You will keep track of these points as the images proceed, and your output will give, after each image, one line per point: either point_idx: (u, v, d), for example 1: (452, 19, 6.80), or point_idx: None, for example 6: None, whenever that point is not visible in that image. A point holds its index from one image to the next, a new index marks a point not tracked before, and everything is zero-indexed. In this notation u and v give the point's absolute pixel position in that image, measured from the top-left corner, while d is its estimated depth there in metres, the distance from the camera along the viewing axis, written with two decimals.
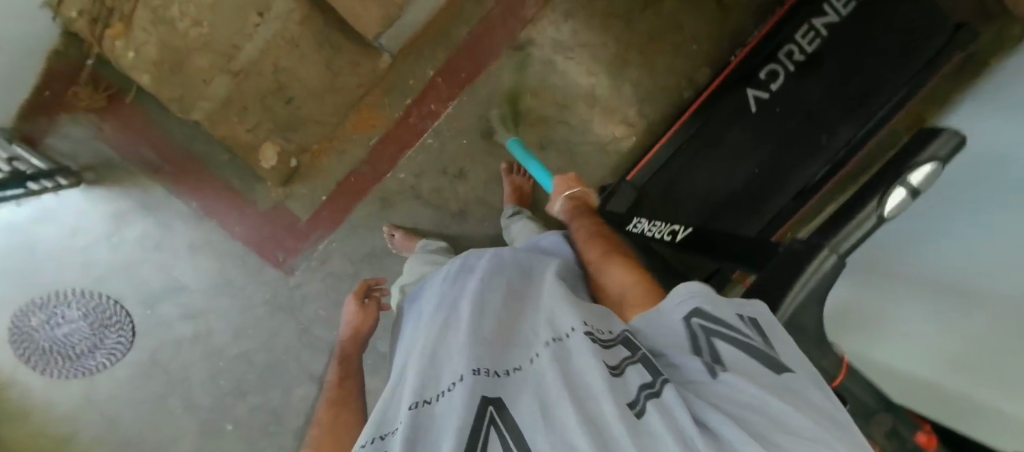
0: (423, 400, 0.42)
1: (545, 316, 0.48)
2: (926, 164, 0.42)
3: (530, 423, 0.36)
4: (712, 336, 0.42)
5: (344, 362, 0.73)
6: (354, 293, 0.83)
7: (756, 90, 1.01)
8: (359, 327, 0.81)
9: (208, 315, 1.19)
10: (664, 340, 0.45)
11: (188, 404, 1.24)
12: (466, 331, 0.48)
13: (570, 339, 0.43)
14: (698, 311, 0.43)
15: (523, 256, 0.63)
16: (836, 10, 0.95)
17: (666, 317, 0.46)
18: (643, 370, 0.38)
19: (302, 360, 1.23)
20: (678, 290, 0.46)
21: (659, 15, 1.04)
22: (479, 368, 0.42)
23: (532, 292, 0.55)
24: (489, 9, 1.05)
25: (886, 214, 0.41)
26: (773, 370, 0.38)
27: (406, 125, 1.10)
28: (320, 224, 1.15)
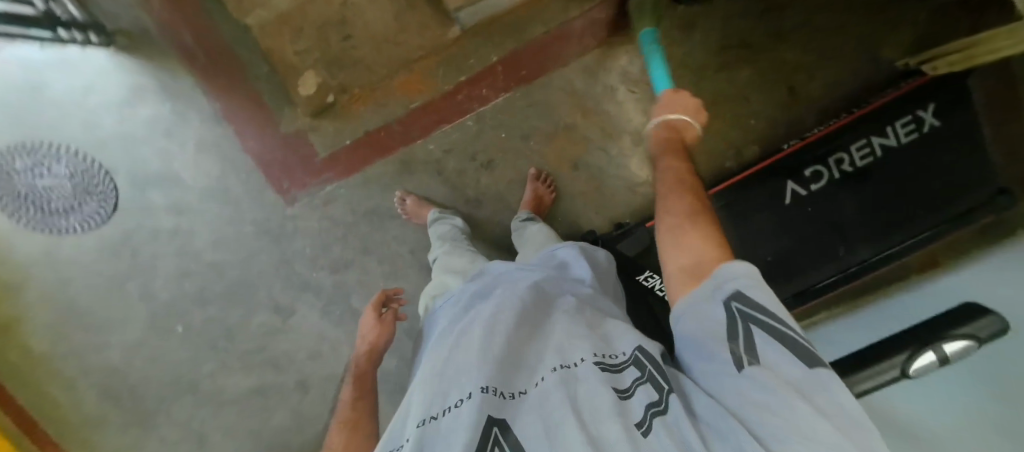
0: (430, 416, 0.42)
1: (557, 344, 0.48)
2: (960, 339, 0.56)
3: (533, 442, 0.37)
4: (750, 321, 0.38)
5: (359, 382, 0.74)
6: (372, 304, 0.80)
7: (796, 184, 1.01)
8: (375, 342, 0.79)
9: (193, 215, 1.16)
10: (694, 327, 0.41)
11: (146, 294, 1.21)
12: (476, 349, 0.47)
13: (578, 368, 0.44)
14: (737, 294, 0.38)
15: (538, 279, 0.61)
16: (896, 135, 0.96)
17: (702, 303, 0.40)
18: (650, 388, 0.40)
19: (272, 289, 1.21)
20: (721, 269, 0.40)
21: (731, 81, 1.04)
22: (487, 386, 0.42)
23: (546, 312, 0.55)
24: (572, 19, 1.03)
25: (911, 369, 0.56)
26: (803, 362, 0.35)
27: (451, 100, 1.07)
28: (335, 166, 1.12)
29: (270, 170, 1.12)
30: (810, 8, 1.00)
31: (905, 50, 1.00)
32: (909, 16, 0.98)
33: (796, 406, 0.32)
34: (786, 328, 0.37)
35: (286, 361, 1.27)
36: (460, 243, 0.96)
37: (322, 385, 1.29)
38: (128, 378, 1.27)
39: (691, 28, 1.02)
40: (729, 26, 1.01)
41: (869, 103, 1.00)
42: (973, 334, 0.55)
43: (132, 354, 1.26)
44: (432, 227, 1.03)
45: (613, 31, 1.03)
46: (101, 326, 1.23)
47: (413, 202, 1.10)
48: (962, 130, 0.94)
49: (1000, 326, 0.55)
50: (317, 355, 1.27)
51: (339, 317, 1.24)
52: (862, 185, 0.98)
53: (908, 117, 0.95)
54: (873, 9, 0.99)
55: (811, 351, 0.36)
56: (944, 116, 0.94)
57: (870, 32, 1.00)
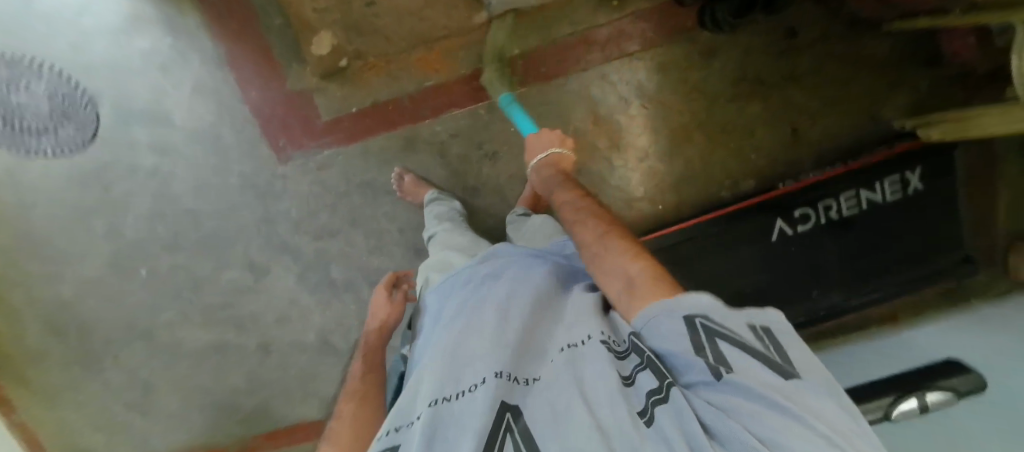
0: (443, 398, 0.45)
1: (567, 331, 0.52)
2: (941, 391, 0.64)
3: (544, 432, 0.38)
4: (714, 335, 0.39)
5: (369, 357, 0.76)
6: (383, 285, 0.87)
7: (784, 223, 1.03)
8: (385, 320, 0.84)
9: (178, 159, 1.11)
10: (659, 342, 0.41)
11: (113, 231, 1.15)
12: (491, 337, 0.51)
13: (585, 346, 0.46)
14: (700, 311, 0.40)
15: (545, 273, 0.65)
16: (883, 193, 1.01)
17: (662, 318, 0.42)
18: (648, 376, 0.40)
19: (250, 246, 1.17)
20: (675, 293, 0.43)
21: (743, 113, 1.07)
22: (501, 372, 0.45)
23: (556, 305, 0.59)
24: (599, 25, 1.03)
25: (893, 411, 0.65)
26: (778, 373, 0.36)
27: (466, 85, 1.07)
28: (336, 131, 1.09)
29: (268, 125, 1.09)
30: (824, 56, 1.03)
31: (904, 110, 1.05)
32: (914, 79, 1.03)
33: (782, 413, 0.32)
34: (749, 344, 0.38)
35: (252, 322, 1.23)
36: (459, 224, 0.96)
37: (285, 352, 1.25)
38: (80, 315, 1.21)
39: (711, 56, 1.04)
40: (748, 60, 1.04)
41: (862, 158, 1.04)
42: (954, 389, 0.63)
43: (87, 292, 1.19)
44: (429, 207, 1.02)
45: (636, 46, 1.04)
46: (59, 256, 1.17)
47: (412, 181, 1.09)
48: (938, 196, 1.02)
49: (978, 384, 0.62)
50: (285, 320, 1.23)
51: (315, 285, 1.20)
52: (845, 232, 1.03)
53: (896, 177, 1.00)
54: (883, 68, 1.03)
55: (782, 362, 0.37)
56: (928, 181, 1.01)
57: (877, 89, 1.04)
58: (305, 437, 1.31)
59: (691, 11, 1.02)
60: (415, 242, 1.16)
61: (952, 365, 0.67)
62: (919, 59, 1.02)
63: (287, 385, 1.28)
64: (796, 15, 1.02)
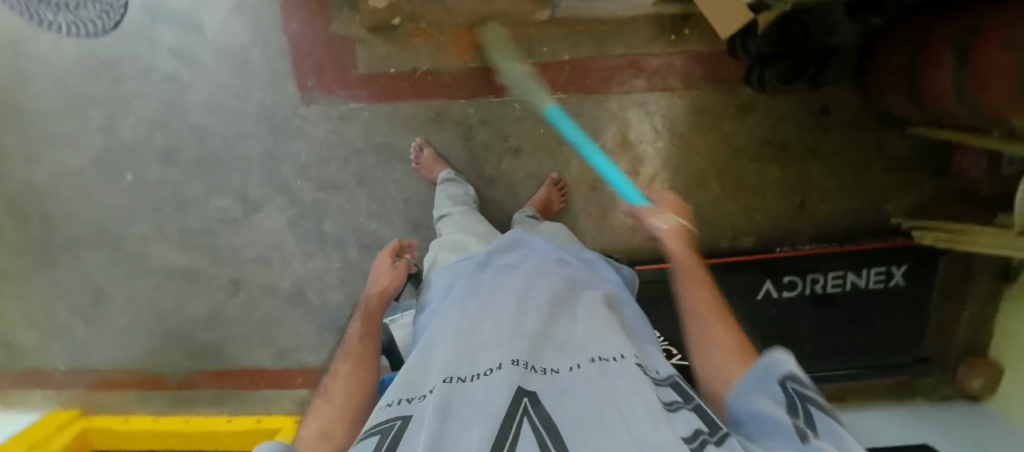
0: (457, 377, 0.45)
1: (587, 338, 0.53)
2: None
3: (568, 428, 0.38)
4: (807, 401, 0.41)
5: (367, 321, 0.83)
6: (388, 253, 0.93)
7: (772, 285, 1.07)
8: (387, 285, 0.88)
9: (198, 71, 1.07)
10: (753, 409, 0.44)
11: (109, 126, 1.11)
12: (511, 328, 0.52)
13: (618, 362, 0.47)
14: (790, 377, 0.43)
15: (567, 276, 0.67)
16: (865, 279, 1.06)
17: (765, 394, 0.44)
18: (695, 417, 0.43)
19: (247, 178, 1.13)
20: (770, 357, 0.46)
21: (760, 173, 1.10)
22: (518, 360, 0.46)
23: (570, 307, 0.60)
24: (651, 55, 1.05)
25: None
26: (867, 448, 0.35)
27: (509, 77, 1.07)
28: (368, 86, 1.07)
29: (301, 61, 1.06)
30: (848, 141, 1.09)
31: (904, 211, 1.11)
32: (920, 186, 1.09)
33: None
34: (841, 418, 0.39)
35: (228, 254, 1.19)
36: (474, 209, 0.98)
37: (254, 293, 1.21)
38: (50, 204, 1.16)
39: (747, 113, 1.08)
40: (778, 126, 1.08)
41: (857, 243, 1.09)
42: None
43: (64, 181, 1.14)
44: (441, 186, 1.02)
45: (680, 84, 1.07)
46: (48, 138, 1.12)
47: (431, 155, 1.08)
48: (914, 296, 1.09)
49: None
50: (264, 261, 1.19)
51: (303, 233, 1.17)
52: (826, 308, 1.08)
53: (883, 268, 1.06)
54: (896, 168, 1.09)
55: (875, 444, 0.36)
56: (909, 279, 1.07)
57: (886, 185, 1.10)
58: (252, 383, 1.27)
59: (739, 65, 1.05)
60: (416, 215, 1.15)
61: None
62: (930, 168, 1.08)
63: (248, 327, 1.24)
64: (833, 96, 1.07)
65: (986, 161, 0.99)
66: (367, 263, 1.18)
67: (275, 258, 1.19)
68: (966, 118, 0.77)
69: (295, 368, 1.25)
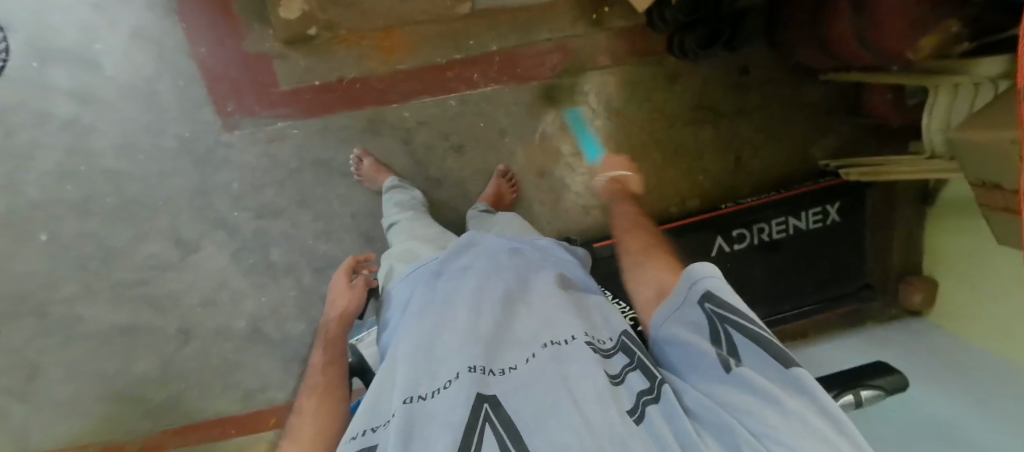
0: (417, 396, 0.45)
1: (540, 325, 0.54)
2: (874, 386, 0.81)
3: (527, 426, 0.39)
4: (723, 322, 0.45)
5: (330, 347, 0.81)
6: (343, 272, 0.92)
7: (723, 240, 1.11)
8: (346, 306, 0.88)
9: (103, 111, 0.99)
10: (678, 332, 0.49)
11: (8, 185, 1.00)
12: (465, 331, 0.52)
13: (569, 345, 0.49)
14: (708, 294, 0.46)
15: (518, 264, 0.67)
16: (804, 220, 1.13)
17: (687, 310, 0.48)
18: (638, 379, 0.46)
19: (177, 217, 1.06)
20: (692, 276, 0.48)
21: (695, 136, 1.14)
22: (475, 366, 0.46)
23: (523, 297, 0.61)
24: (576, 35, 1.07)
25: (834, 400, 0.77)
26: (780, 363, 0.39)
27: (440, 74, 1.05)
28: (295, 103, 1.02)
29: (217, 86, 1.00)
30: (769, 95, 1.14)
31: (828, 152, 1.19)
32: (841, 126, 1.17)
33: (768, 408, 0.36)
34: (755, 327, 0.43)
35: (170, 302, 1.11)
36: (423, 213, 0.96)
37: (206, 338, 1.14)
38: None
39: (675, 81, 1.11)
40: (705, 91, 1.12)
41: (792, 189, 1.15)
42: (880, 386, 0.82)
43: None
44: (387, 194, 1.00)
45: (607, 60, 1.09)
46: None
47: (371, 165, 1.05)
48: (848, 229, 1.17)
49: (896, 381, 0.82)
50: (211, 303, 1.12)
51: (251, 267, 1.11)
52: (773, 254, 1.14)
53: (818, 208, 1.13)
54: (816, 113, 1.16)
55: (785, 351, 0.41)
56: (844, 214, 1.15)
57: (809, 129, 1.17)
58: (220, 433, 1.19)
59: (661, 35, 1.08)
60: (368, 229, 1.11)
61: (879, 369, 0.84)
62: (843, 109, 1.16)
63: (205, 375, 1.17)
64: (751, 55, 1.11)
65: (893, 97, 1.03)
66: (324, 286, 1.13)
67: (222, 297, 1.12)
68: (868, 58, 0.83)
69: (265, 410, 1.19)
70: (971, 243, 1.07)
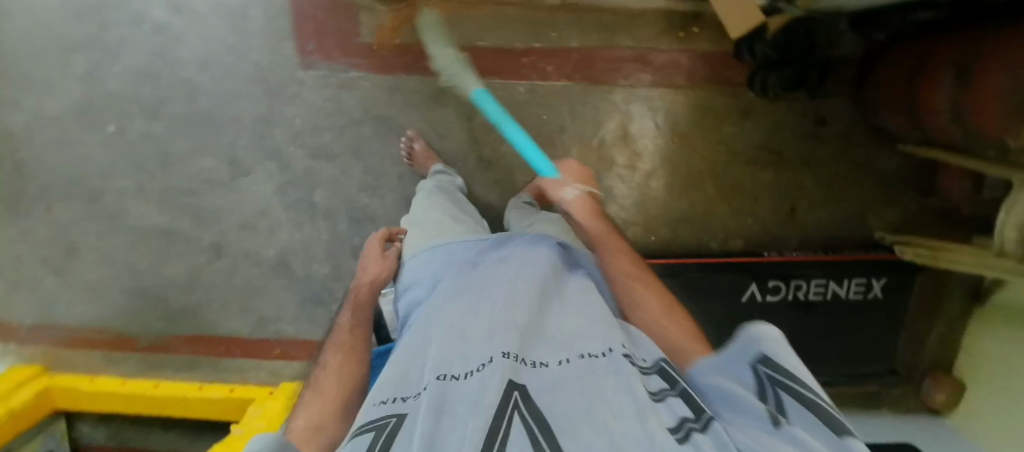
0: (451, 375, 0.46)
1: (574, 333, 0.54)
2: None
3: (559, 423, 0.38)
4: (777, 384, 0.42)
5: (358, 311, 0.86)
6: (377, 240, 0.94)
7: (756, 288, 1.10)
8: (377, 274, 0.90)
9: (192, 24, 1.03)
10: (723, 385, 0.47)
11: (92, 73, 1.06)
12: (498, 320, 0.53)
13: (605, 357, 0.48)
14: (766, 357, 0.44)
15: (555, 262, 0.68)
16: (844, 290, 1.09)
17: (742, 369, 0.47)
18: (681, 405, 0.43)
19: (236, 139, 1.09)
20: (748, 336, 0.47)
21: (755, 178, 1.11)
22: (508, 353, 0.47)
23: (560, 299, 0.62)
24: (659, 48, 1.04)
25: None
26: (837, 434, 0.36)
27: (515, 59, 1.05)
28: (370, 56, 1.04)
29: (302, 24, 1.02)
30: (839, 152, 1.09)
31: (887, 226, 1.14)
32: (906, 202, 1.12)
33: None
34: (814, 396, 0.40)
35: (212, 216, 1.15)
36: (465, 203, 1.00)
37: (236, 259, 1.19)
38: (23, 148, 1.11)
39: (747, 116, 1.08)
40: (776, 133, 1.08)
41: (842, 253, 1.11)
42: None
43: (39, 126, 1.10)
44: (432, 177, 1.02)
45: (684, 82, 1.06)
46: (24, 79, 1.07)
47: (423, 149, 1.06)
48: (889, 309, 1.12)
49: None
50: (249, 227, 1.16)
51: (293, 203, 1.14)
52: (804, 314, 1.11)
53: (863, 279, 1.09)
54: (884, 184, 1.11)
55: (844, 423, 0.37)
56: (887, 292, 1.11)
57: (875, 197, 1.12)
58: (226, 351, 1.27)
59: (744, 68, 1.05)
60: (410, 193, 1.13)
61: None
62: (914, 186, 1.11)
63: (227, 293, 1.22)
64: (830, 106, 1.07)
65: (970, 185, 0.97)
66: (355, 237, 1.16)
67: (259, 225, 1.16)
68: (957, 138, 0.80)
69: (273, 339, 1.25)
70: (1020, 355, 1.01)
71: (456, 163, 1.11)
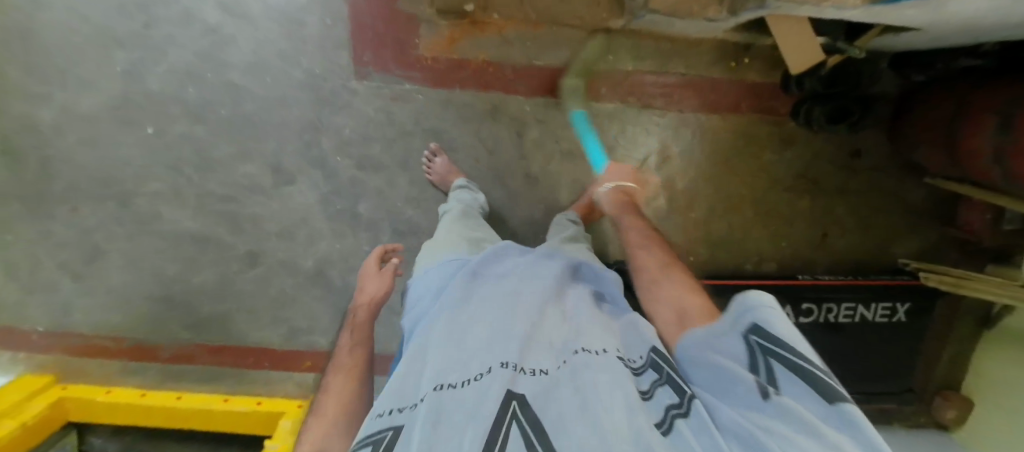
0: (448, 384, 0.46)
1: (567, 338, 0.55)
2: None
3: (555, 424, 0.40)
4: (766, 353, 0.44)
5: (356, 330, 0.85)
6: (372, 261, 0.97)
7: (791, 310, 1.13)
8: (372, 295, 0.92)
9: (245, 28, 1.00)
10: (711, 354, 0.50)
11: (133, 71, 1.02)
12: (495, 330, 0.54)
13: (600, 358, 0.50)
14: (756, 327, 0.46)
15: (553, 275, 0.69)
16: (870, 314, 1.15)
17: (730, 336, 0.49)
18: (669, 394, 0.47)
19: (282, 145, 1.06)
20: (743, 305, 0.49)
21: (790, 204, 1.15)
22: (507, 362, 0.48)
23: (555, 303, 0.63)
24: (709, 77, 1.07)
25: None
26: (825, 399, 0.38)
27: (571, 80, 1.06)
28: (427, 69, 1.04)
29: (360, 33, 1.01)
30: (872, 183, 1.16)
31: (911, 253, 1.20)
32: (928, 232, 1.19)
33: (808, 436, 0.34)
34: (799, 357, 0.42)
35: (249, 223, 1.12)
36: (478, 217, 0.96)
37: (271, 268, 1.16)
38: (50, 145, 1.06)
39: (787, 145, 1.13)
40: (813, 163, 1.14)
41: (869, 278, 1.16)
42: None
43: (70, 122, 1.05)
44: (453, 193, 1.02)
45: (730, 108, 1.10)
46: (57, 73, 1.02)
47: (444, 165, 1.06)
48: (909, 331, 1.19)
49: None
50: (287, 236, 1.13)
51: (335, 213, 1.12)
52: (832, 336, 1.16)
53: (889, 304, 1.14)
54: (911, 213, 1.18)
55: (835, 389, 0.39)
56: (910, 316, 1.17)
57: (902, 227, 1.19)
58: (253, 361, 1.24)
59: (787, 99, 1.10)
60: None
61: None
62: (937, 218, 1.18)
63: (258, 302, 1.19)
64: (865, 140, 1.13)
65: (991, 217, 1.04)
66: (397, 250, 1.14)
67: (299, 234, 1.13)
68: (995, 179, 0.84)
69: (303, 350, 1.22)
70: None
71: (505, 179, 1.11)
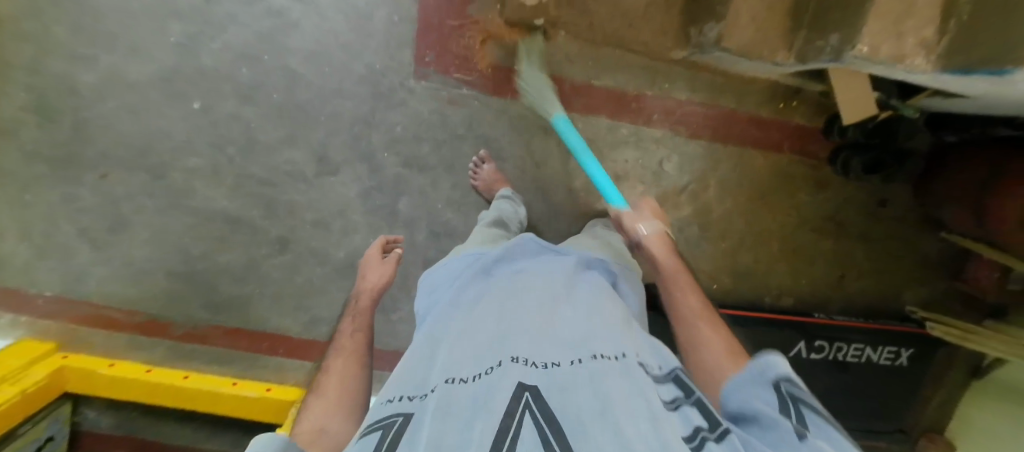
0: (459, 378, 0.44)
1: (584, 332, 0.51)
2: None
3: (570, 423, 0.36)
4: (798, 403, 0.44)
5: (358, 317, 0.83)
6: (375, 249, 0.95)
7: (804, 346, 1.17)
8: (373, 283, 0.89)
9: (311, 15, 0.99)
10: (743, 399, 0.47)
11: (188, 44, 0.99)
12: (506, 327, 0.52)
13: (624, 360, 0.47)
14: (788, 379, 0.46)
15: (570, 275, 0.67)
16: (875, 356, 1.20)
17: (760, 381, 0.47)
18: (695, 413, 0.43)
19: (331, 136, 1.05)
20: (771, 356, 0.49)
21: (813, 244, 1.20)
22: (518, 357, 0.45)
23: (572, 298, 0.60)
24: (755, 115, 1.11)
25: None
26: None
27: (623, 101, 1.08)
28: (488, 77, 1.05)
29: (427, 35, 1.01)
30: (891, 232, 1.22)
31: (919, 302, 1.26)
32: (937, 283, 1.26)
33: None
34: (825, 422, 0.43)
35: (285, 210, 1.10)
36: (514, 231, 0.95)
37: (301, 256, 1.14)
38: (87, 109, 1.02)
39: (820, 189, 1.17)
40: (843, 207, 1.19)
41: (880, 322, 1.21)
42: None
43: (114, 88, 1.01)
44: (496, 202, 1.01)
45: (773, 147, 1.14)
46: (108, 37, 0.98)
47: (491, 172, 1.06)
48: (908, 376, 1.25)
49: None
50: (322, 226, 1.12)
51: (374, 208, 1.11)
52: (837, 373, 1.21)
53: (895, 348, 1.20)
54: (925, 265, 1.25)
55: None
56: (912, 361, 1.23)
57: (916, 276, 1.25)
58: (268, 347, 1.22)
59: (826, 144, 1.15)
60: None
61: None
62: (948, 271, 1.25)
63: (284, 290, 1.17)
64: (892, 192, 1.20)
65: (998, 277, 1.10)
66: (431, 251, 1.14)
67: (335, 226, 1.12)
68: None
69: (322, 341, 1.21)
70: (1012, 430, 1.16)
71: (547, 192, 1.12)
